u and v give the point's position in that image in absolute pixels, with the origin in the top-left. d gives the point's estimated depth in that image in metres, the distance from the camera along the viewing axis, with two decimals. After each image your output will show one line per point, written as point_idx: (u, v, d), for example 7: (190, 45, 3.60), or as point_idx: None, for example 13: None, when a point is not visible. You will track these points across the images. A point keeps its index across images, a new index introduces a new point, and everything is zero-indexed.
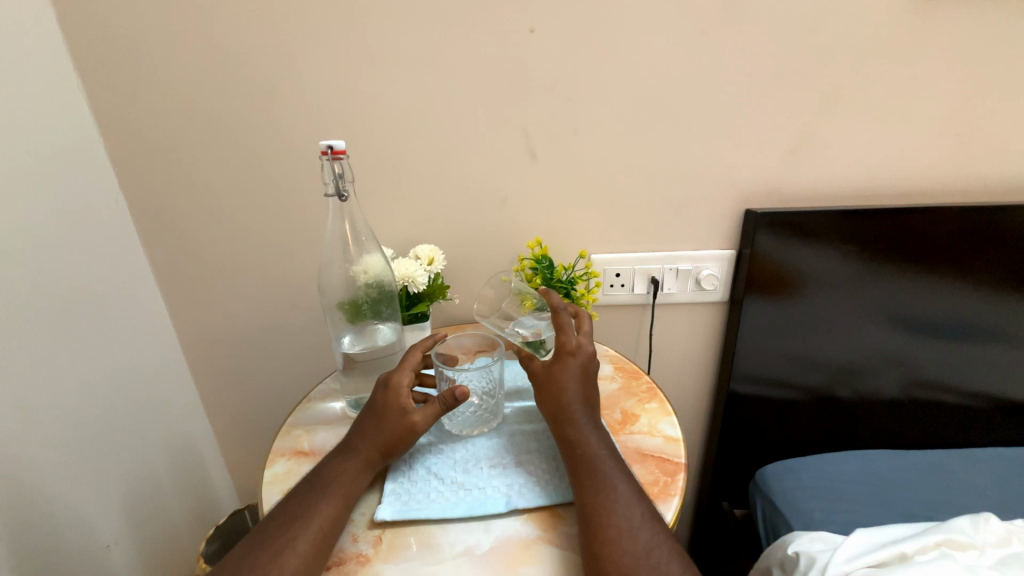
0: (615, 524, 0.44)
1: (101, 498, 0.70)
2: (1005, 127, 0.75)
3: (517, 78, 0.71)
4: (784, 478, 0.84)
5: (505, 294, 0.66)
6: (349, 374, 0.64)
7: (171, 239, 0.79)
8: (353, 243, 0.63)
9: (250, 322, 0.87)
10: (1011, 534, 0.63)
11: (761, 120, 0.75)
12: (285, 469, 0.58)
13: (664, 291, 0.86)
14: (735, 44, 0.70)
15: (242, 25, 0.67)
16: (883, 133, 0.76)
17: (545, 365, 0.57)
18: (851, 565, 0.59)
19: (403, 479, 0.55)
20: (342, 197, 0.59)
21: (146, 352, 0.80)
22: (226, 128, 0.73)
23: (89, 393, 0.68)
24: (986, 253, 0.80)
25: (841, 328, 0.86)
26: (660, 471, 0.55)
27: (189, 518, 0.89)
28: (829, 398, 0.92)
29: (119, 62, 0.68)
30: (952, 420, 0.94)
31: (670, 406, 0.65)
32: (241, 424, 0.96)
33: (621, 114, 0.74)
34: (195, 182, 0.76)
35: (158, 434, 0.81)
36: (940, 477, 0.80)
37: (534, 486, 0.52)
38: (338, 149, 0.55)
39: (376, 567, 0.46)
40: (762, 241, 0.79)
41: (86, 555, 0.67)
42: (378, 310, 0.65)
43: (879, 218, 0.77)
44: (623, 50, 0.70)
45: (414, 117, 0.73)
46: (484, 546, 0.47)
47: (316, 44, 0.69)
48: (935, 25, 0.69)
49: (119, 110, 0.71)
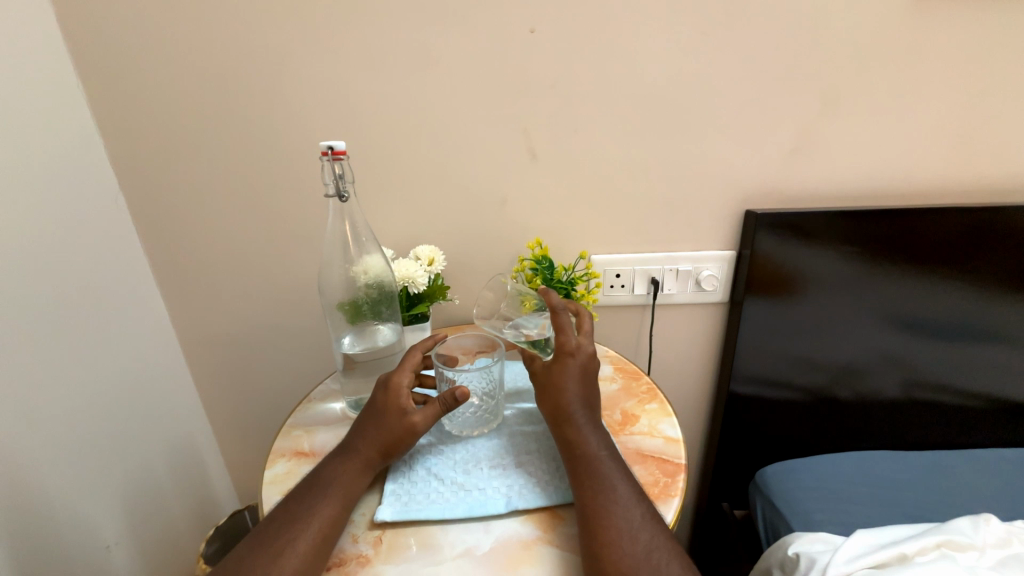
0: (615, 525, 0.44)
1: (102, 498, 0.70)
2: (1005, 128, 0.75)
3: (517, 78, 0.71)
4: (784, 479, 0.84)
5: (504, 296, 0.66)
6: (349, 375, 0.64)
7: (171, 240, 0.79)
8: (353, 244, 0.63)
9: (250, 323, 0.87)
10: (1012, 535, 0.63)
11: (761, 121, 0.75)
12: (285, 470, 0.58)
13: (664, 291, 0.86)
14: (734, 45, 0.70)
15: (242, 25, 0.67)
16: (883, 134, 0.76)
17: (545, 365, 0.57)
18: (851, 566, 0.59)
19: (403, 479, 0.55)
20: (342, 197, 0.59)
21: (146, 352, 0.80)
22: (226, 128, 0.73)
23: (89, 394, 0.68)
24: (986, 253, 0.80)
25: (842, 328, 0.86)
26: (661, 472, 0.55)
27: (189, 518, 0.89)
28: (829, 399, 0.92)
29: (119, 62, 0.68)
30: (953, 420, 0.94)
31: (670, 407, 0.65)
32: (241, 424, 0.96)
33: (622, 114, 0.74)
34: (195, 182, 0.76)
35: (158, 434, 0.81)
36: (940, 478, 0.80)
37: (534, 486, 0.52)
38: (338, 149, 0.55)
39: (376, 567, 0.46)
40: (762, 242, 0.79)
41: (87, 556, 0.67)
42: (378, 310, 0.65)
43: (879, 218, 0.77)
44: (623, 50, 0.70)
45: (414, 118, 0.73)
46: (485, 546, 0.47)
47: (317, 45, 0.69)
48: (935, 26, 0.70)
49: (119, 111, 0.71)
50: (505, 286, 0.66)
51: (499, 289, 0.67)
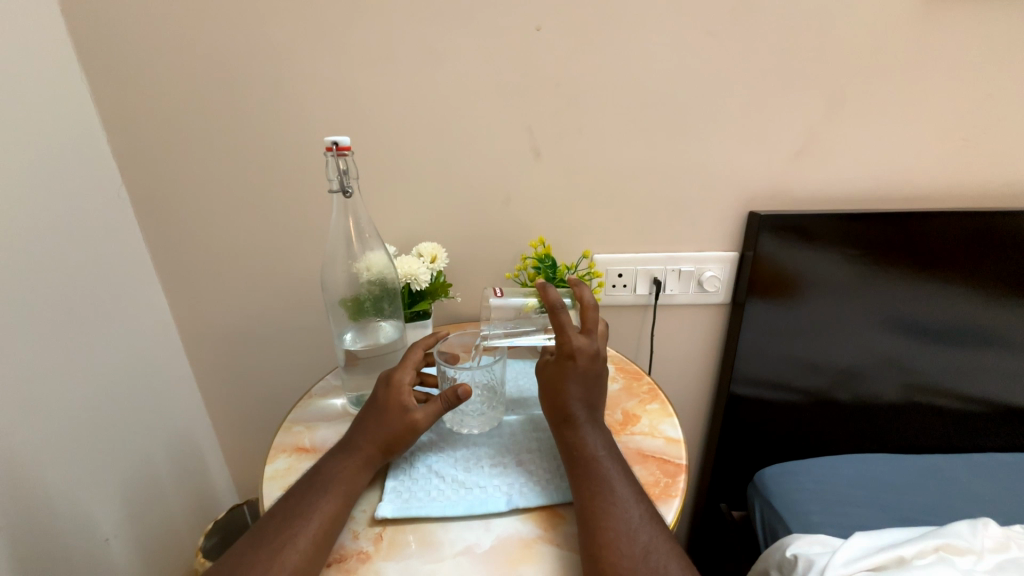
0: (613, 527, 0.44)
1: (100, 490, 0.70)
2: (1009, 133, 0.75)
3: (523, 75, 0.71)
4: (783, 480, 0.84)
5: (495, 308, 0.64)
6: (350, 371, 0.64)
7: (173, 232, 0.79)
8: (357, 240, 0.63)
9: (251, 318, 0.86)
10: (1010, 539, 0.63)
11: (767, 123, 0.74)
12: (285, 466, 0.58)
13: (665, 292, 0.86)
14: (740, 46, 0.70)
15: (246, 17, 0.67)
16: (887, 139, 0.76)
17: (548, 363, 0.56)
18: (850, 568, 0.59)
19: (404, 476, 0.55)
20: (346, 192, 0.58)
21: (146, 345, 0.79)
22: (227, 121, 0.72)
23: (87, 388, 0.68)
24: (989, 258, 0.80)
25: (842, 332, 0.86)
26: (661, 472, 0.55)
27: (189, 512, 0.89)
28: (828, 401, 0.92)
29: (122, 51, 0.68)
30: (952, 425, 0.94)
31: (671, 407, 0.65)
32: (241, 420, 0.96)
33: (625, 115, 0.74)
34: (198, 177, 0.75)
35: (157, 427, 0.81)
36: (940, 481, 0.81)
37: (535, 485, 0.53)
38: (343, 144, 0.54)
39: (376, 564, 0.46)
40: (764, 243, 0.79)
41: (85, 548, 0.67)
42: (380, 307, 0.64)
43: (884, 221, 0.77)
44: (630, 48, 0.70)
45: (419, 116, 0.73)
46: (484, 545, 0.47)
47: (319, 38, 0.68)
48: (941, 29, 0.69)
49: (120, 102, 0.71)
50: (492, 299, 0.64)
51: (486, 302, 0.65)
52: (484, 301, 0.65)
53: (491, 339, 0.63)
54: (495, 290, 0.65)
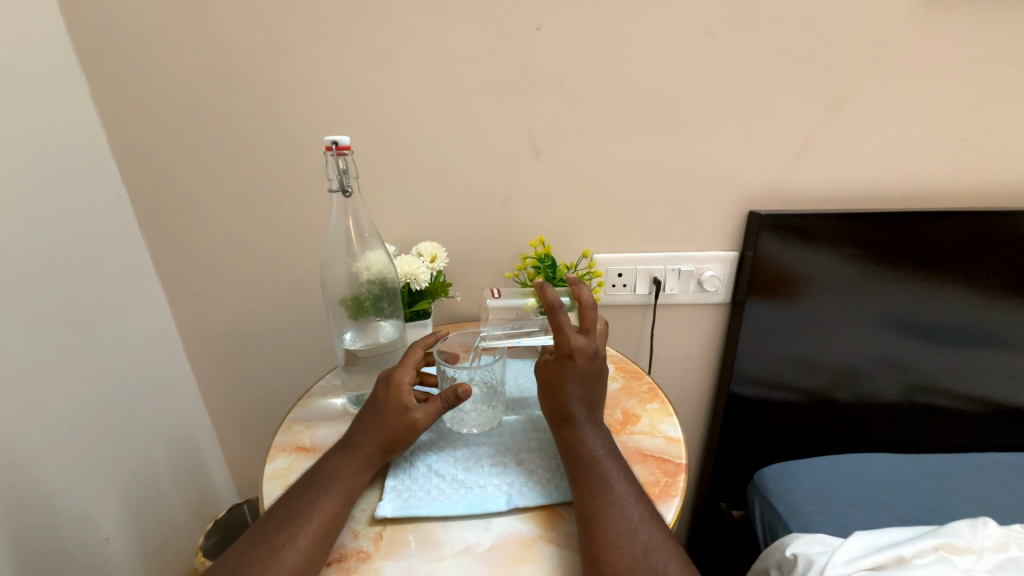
0: (613, 526, 0.44)
1: (100, 490, 0.70)
2: (1009, 133, 0.75)
3: (522, 74, 0.71)
4: (783, 480, 0.84)
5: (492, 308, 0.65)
6: (350, 371, 0.64)
7: (173, 232, 0.79)
8: (357, 240, 0.63)
9: (250, 317, 0.86)
10: (1010, 539, 0.63)
11: (767, 122, 0.74)
12: (285, 465, 0.58)
13: (665, 291, 0.86)
14: (740, 45, 0.70)
15: (246, 16, 0.67)
16: (887, 139, 0.76)
17: (547, 362, 0.56)
18: (850, 568, 0.59)
19: (404, 475, 0.55)
20: (346, 192, 0.58)
21: (146, 345, 0.79)
22: (227, 121, 0.72)
23: (87, 387, 0.68)
24: (989, 258, 0.80)
25: (841, 331, 0.86)
26: (661, 471, 0.55)
27: (189, 512, 0.90)
28: (828, 400, 0.92)
29: (122, 51, 0.68)
30: (952, 424, 0.94)
31: (671, 407, 0.65)
32: (241, 419, 0.96)
33: (625, 114, 0.74)
34: (197, 176, 0.75)
35: (157, 427, 0.81)
36: (940, 480, 0.81)
37: (535, 484, 0.53)
38: (343, 144, 0.54)
39: (376, 564, 0.46)
40: (764, 243, 0.79)
41: (86, 547, 0.67)
42: (379, 307, 0.65)
43: (883, 220, 0.77)
44: (630, 47, 0.70)
45: (419, 115, 0.73)
46: (484, 544, 0.47)
47: (319, 37, 0.68)
48: (941, 28, 0.69)
49: (119, 102, 0.71)
50: (488, 300, 0.66)
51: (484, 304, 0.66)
52: (483, 304, 0.67)
53: (491, 339, 0.63)
54: (494, 291, 0.67)
